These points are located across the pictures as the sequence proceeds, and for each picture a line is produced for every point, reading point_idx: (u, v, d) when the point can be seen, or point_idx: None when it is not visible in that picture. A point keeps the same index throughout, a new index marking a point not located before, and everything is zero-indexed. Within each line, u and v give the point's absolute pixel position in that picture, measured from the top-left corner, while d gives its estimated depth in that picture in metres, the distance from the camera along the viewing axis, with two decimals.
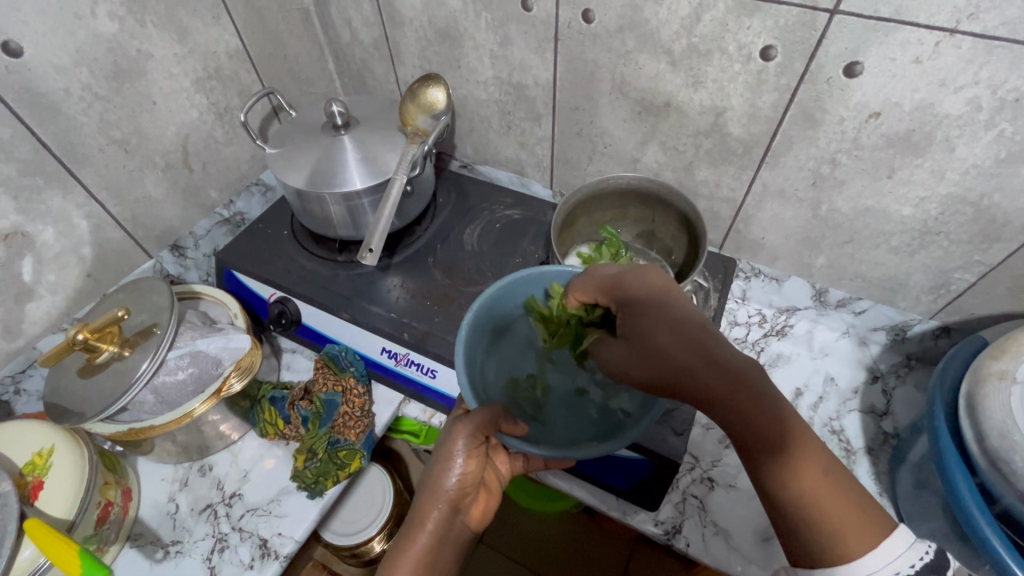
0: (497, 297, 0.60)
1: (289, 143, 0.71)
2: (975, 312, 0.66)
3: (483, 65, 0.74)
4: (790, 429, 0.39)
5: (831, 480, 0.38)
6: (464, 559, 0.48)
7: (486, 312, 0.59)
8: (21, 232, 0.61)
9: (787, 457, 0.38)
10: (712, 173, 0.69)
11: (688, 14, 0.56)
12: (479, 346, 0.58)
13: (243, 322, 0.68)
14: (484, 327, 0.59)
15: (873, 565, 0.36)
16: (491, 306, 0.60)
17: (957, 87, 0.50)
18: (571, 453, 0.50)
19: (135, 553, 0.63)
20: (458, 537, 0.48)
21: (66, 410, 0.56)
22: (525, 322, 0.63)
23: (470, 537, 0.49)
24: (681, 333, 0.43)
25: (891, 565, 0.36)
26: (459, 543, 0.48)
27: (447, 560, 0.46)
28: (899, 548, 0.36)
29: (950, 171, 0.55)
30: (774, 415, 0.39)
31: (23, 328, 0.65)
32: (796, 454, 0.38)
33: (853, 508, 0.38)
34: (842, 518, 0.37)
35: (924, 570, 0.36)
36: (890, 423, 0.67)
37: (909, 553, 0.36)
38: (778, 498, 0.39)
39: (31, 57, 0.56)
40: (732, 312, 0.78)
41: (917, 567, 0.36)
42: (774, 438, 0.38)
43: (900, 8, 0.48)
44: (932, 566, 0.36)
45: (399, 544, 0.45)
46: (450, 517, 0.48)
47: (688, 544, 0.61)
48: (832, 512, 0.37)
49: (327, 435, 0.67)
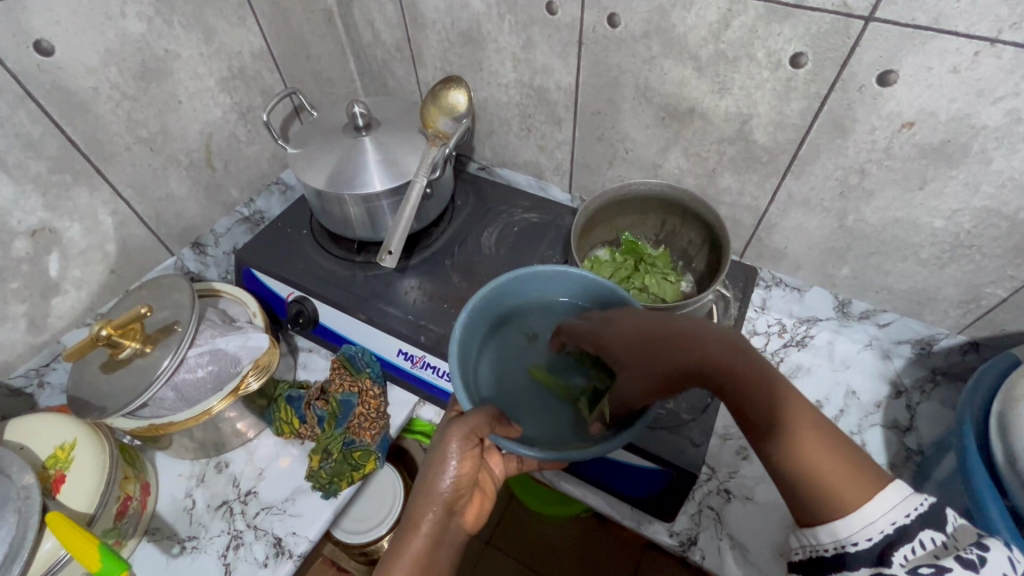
0: (492, 294, 0.57)
1: (310, 143, 0.71)
2: (1007, 328, 0.64)
3: (504, 68, 0.74)
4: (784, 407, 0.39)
5: (830, 446, 0.38)
6: (458, 561, 0.48)
7: (484, 308, 0.57)
8: (48, 227, 0.62)
9: (781, 424, 0.39)
10: (735, 181, 0.68)
11: (717, 20, 0.56)
12: (474, 343, 0.57)
13: (262, 322, 0.68)
14: (475, 329, 0.57)
15: (870, 516, 0.36)
16: (484, 305, 0.57)
17: (996, 98, 0.49)
18: (567, 454, 0.46)
19: (152, 548, 0.63)
20: (452, 539, 0.48)
21: (88, 405, 0.57)
22: (519, 323, 0.60)
23: (464, 539, 0.49)
24: (648, 334, 0.46)
25: (885, 515, 0.36)
26: (452, 544, 0.48)
27: (443, 561, 0.46)
28: (893, 499, 0.36)
29: (985, 183, 0.54)
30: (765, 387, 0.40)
31: (49, 322, 0.66)
32: (788, 411, 0.39)
33: (849, 469, 0.37)
34: (845, 479, 0.37)
35: (919, 521, 0.35)
36: (914, 439, 0.66)
37: (905, 500, 0.36)
38: (773, 460, 0.39)
39: (62, 57, 0.57)
40: (752, 321, 0.77)
41: (912, 517, 0.36)
42: (767, 408, 0.39)
43: (939, 17, 0.47)
44: (930, 518, 0.36)
45: (394, 549, 0.45)
46: (445, 520, 0.47)
47: (704, 557, 0.61)
48: (826, 469, 0.37)
49: (343, 435, 0.67)
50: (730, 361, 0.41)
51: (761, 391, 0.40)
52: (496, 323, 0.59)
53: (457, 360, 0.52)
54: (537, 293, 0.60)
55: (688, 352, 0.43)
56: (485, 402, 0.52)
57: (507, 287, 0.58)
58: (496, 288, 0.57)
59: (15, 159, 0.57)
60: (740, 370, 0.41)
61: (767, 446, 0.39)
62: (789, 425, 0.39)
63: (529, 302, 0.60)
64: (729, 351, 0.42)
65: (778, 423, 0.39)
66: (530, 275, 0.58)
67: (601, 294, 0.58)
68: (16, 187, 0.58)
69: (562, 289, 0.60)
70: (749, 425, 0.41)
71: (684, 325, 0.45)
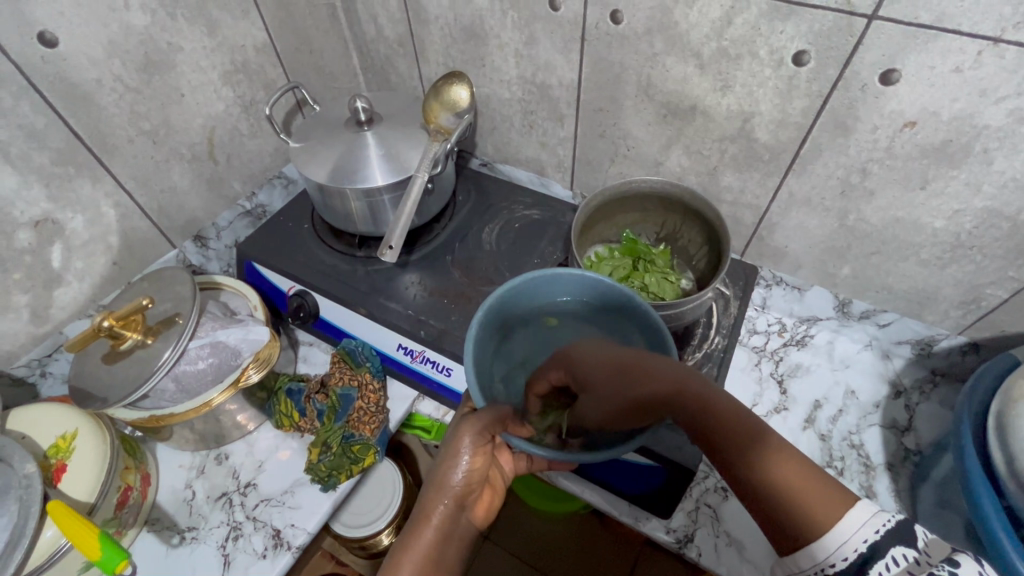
0: (508, 295, 0.57)
1: (312, 137, 0.72)
2: (1007, 329, 0.63)
3: (507, 64, 0.74)
4: (754, 432, 0.37)
5: (807, 473, 0.36)
6: (469, 557, 0.46)
7: (498, 310, 0.57)
8: (51, 219, 0.62)
9: (744, 441, 0.37)
10: (737, 179, 0.68)
11: (719, 17, 0.55)
12: (487, 344, 0.56)
13: (263, 315, 0.69)
14: (491, 329, 0.56)
15: (843, 536, 0.34)
16: (500, 304, 0.56)
17: (998, 98, 0.48)
18: (576, 455, 0.46)
19: (152, 538, 0.64)
20: (466, 535, 0.46)
21: (89, 396, 0.57)
22: (531, 325, 0.60)
23: (475, 535, 0.48)
24: (614, 365, 0.45)
25: (857, 533, 0.34)
26: (465, 539, 0.46)
27: (456, 557, 0.44)
28: (863, 517, 0.35)
29: (987, 184, 0.54)
30: (732, 412, 0.38)
31: (51, 314, 0.67)
32: (753, 433, 0.37)
33: (822, 493, 0.36)
34: (821, 504, 0.35)
35: (889, 537, 0.34)
36: (912, 439, 0.67)
37: (872, 516, 0.35)
38: (741, 484, 0.38)
39: (65, 48, 0.57)
40: (751, 320, 0.78)
41: (881, 533, 0.34)
42: (738, 435, 0.37)
43: (942, 15, 0.47)
44: (898, 534, 0.35)
45: (406, 541, 0.43)
46: (456, 514, 0.46)
47: (700, 554, 0.61)
48: (798, 486, 0.36)
49: (342, 429, 0.68)
50: (690, 391, 0.40)
51: (720, 426, 0.38)
52: (508, 324, 0.59)
53: (474, 358, 0.52)
54: (555, 295, 0.59)
55: (654, 383, 0.41)
56: (497, 401, 0.53)
57: (523, 289, 0.58)
58: (512, 290, 0.57)
59: (18, 150, 0.57)
60: (693, 412, 0.39)
61: (732, 468, 0.38)
62: (764, 447, 0.37)
63: (543, 304, 0.60)
64: (682, 387, 0.40)
65: (750, 444, 0.37)
66: (549, 276, 0.57)
67: (611, 295, 0.57)
68: (19, 177, 0.58)
69: (573, 293, 0.59)
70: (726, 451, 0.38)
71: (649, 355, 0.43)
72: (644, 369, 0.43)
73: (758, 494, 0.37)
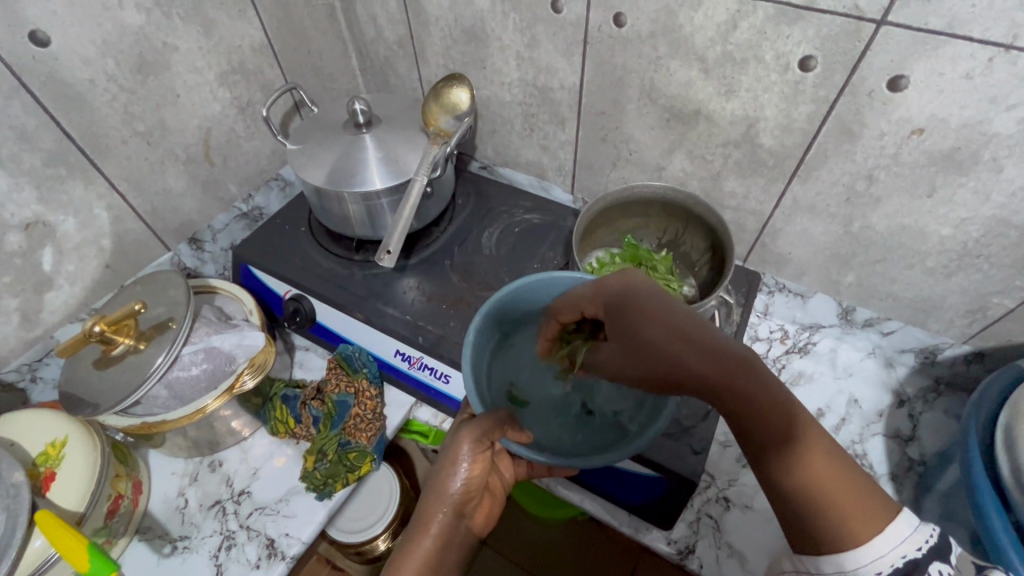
0: (504, 301, 0.56)
1: (309, 139, 0.71)
2: (1013, 338, 0.63)
3: (508, 66, 0.73)
4: (790, 430, 0.38)
5: (841, 475, 0.37)
6: (467, 565, 0.45)
7: (494, 316, 0.56)
8: (42, 221, 0.61)
9: (781, 437, 0.37)
10: (741, 184, 0.67)
11: (725, 21, 0.55)
12: (484, 352, 0.55)
13: (258, 319, 0.67)
14: (488, 337, 0.56)
15: (879, 550, 0.35)
16: (497, 310, 0.56)
17: (1009, 105, 0.48)
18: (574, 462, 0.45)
19: (143, 547, 0.62)
20: (464, 542, 0.46)
21: (79, 403, 0.56)
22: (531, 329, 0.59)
23: (474, 543, 0.47)
24: (655, 322, 0.43)
25: (897, 548, 0.35)
26: (463, 548, 0.45)
27: (453, 565, 0.44)
28: (903, 532, 0.35)
29: (995, 192, 0.53)
30: (772, 404, 0.38)
31: (41, 318, 0.65)
32: (789, 431, 0.38)
33: (852, 497, 0.36)
34: (854, 511, 0.36)
35: (929, 554, 0.35)
36: (916, 449, 0.66)
37: (913, 533, 0.36)
38: (768, 477, 0.38)
39: (58, 47, 0.56)
40: (753, 327, 0.77)
41: (923, 551, 0.35)
42: (776, 430, 0.38)
43: (953, 21, 0.46)
44: (937, 551, 0.35)
45: (405, 547, 0.43)
46: (455, 522, 0.45)
47: (701, 566, 0.60)
48: (831, 490, 0.36)
49: (337, 436, 0.66)
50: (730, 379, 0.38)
51: (755, 418, 0.38)
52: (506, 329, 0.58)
53: (471, 369, 0.52)
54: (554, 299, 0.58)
55: (695, 358, 0.40)
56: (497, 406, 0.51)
57: (521, 294, 0.56)
58: (508, 296, 0.56)
59: (9, 151, 0.56)
60: (729, 399, 0.39)
61: (763, 460, 0.38)
62: (799, 446, 0.37)
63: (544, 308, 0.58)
64: (723, 373, 0.39)
65: (786, 440, 0.37)
66: (547, 279, 0.56)
67: None
68: (10, 179, 0.57)
69: None
70: (759, 446, 0.38)
71: (697, 324, 0.41)
72: (686, 340, 0.41)
73: (785, 494, 0.38)
